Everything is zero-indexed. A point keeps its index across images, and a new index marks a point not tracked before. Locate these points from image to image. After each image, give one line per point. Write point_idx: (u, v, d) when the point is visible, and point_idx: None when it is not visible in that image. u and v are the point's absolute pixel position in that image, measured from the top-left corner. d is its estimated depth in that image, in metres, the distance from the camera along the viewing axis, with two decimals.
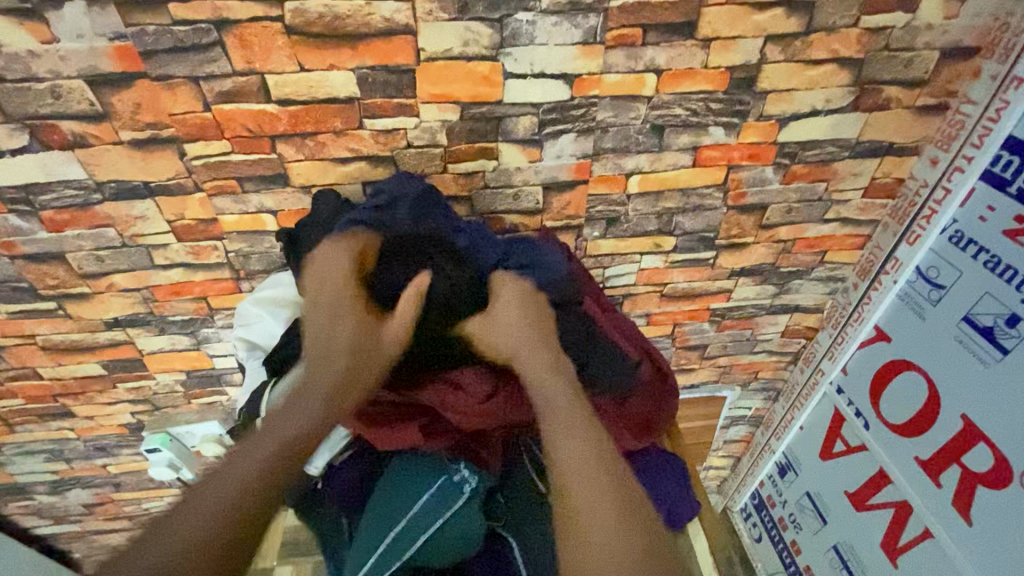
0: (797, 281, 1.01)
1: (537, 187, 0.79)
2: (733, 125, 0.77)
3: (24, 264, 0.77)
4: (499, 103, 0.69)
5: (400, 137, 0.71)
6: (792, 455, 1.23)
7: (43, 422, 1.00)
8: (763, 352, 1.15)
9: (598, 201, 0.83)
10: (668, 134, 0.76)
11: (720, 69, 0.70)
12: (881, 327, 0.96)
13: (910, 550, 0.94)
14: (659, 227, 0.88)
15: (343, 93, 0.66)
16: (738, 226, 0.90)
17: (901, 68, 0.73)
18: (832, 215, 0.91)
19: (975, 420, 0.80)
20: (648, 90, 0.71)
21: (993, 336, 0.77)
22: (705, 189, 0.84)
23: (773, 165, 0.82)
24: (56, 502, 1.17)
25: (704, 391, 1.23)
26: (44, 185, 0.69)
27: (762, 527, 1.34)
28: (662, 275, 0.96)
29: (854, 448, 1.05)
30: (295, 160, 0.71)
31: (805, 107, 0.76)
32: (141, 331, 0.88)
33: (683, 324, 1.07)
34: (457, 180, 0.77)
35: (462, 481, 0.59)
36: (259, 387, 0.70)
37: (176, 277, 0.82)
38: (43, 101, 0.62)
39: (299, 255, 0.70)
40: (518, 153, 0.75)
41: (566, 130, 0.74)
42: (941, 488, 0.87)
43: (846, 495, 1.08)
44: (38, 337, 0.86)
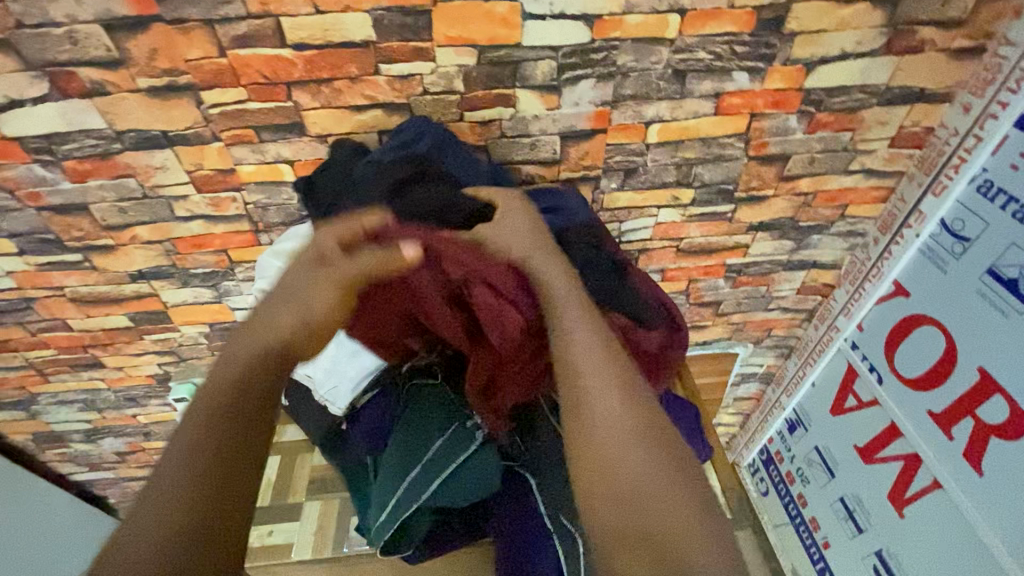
0: (816, 236, 1.00)
1: (554, 137, 0.78)
2: (758, 70, 0.74)
3: (50, 215, 0.78)
4: (518, 46, 0.68)
5: (417, 84, 0.70)
6: (802, 412, 1.25)
7: (75, 372, 1.04)
8: (777, 309, 1.15)
9: (617, 151, 0.81)
10: (690, 80, 0.74)
11: (747, 8, 0.68)
12: (900, 282, 0.95)
13: (917, 501, 0.95)
14: (677, 178, 0.87)
15: (358, 37, 0.64)
16: (758, 178, 0.89)
17: (939, 7, 0.70)
18: (856, 167, 0.88)
19: (993, 373, 0.80)
20: (671, 31, 0.69)
21: (1016, 288, 0.76)
22: (726, 138, 0.82)
23: (798, 113, 0.80)
24: (91, 449, 1.22)
25: (717, 348, 1.23)
26: (65, 135, 0.69)
27: (770, 482, 1.37)
28: (679, 229, 0.96)
29: (866, 403, 1.06)
30: (311, 108, 0.71)
31: (834, 51, 0.73)
32: (165, 283, 0.90)
33: (698, 280, 1.07)
34: (473, 129, 0.76)
35: (474, 426, 0.60)
36: None
37: (197, 230, 0.83)
38: (60, 46, 0.61)
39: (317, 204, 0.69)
40: (536, 100, 0.73)
41: (585, 76, 0.72)
42: (953, 440, 0.88)
43: (856, 449, 1.09)
44: (66, 289, 0.89)
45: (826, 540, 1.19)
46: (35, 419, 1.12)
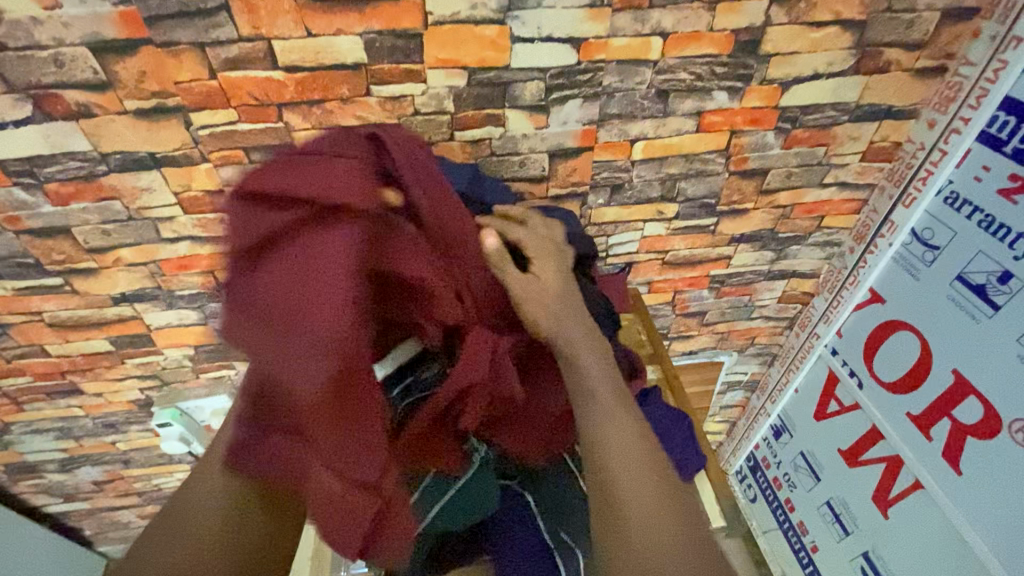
0: (794, 247, 1.04)
1: (543, 154, 0.80)
2: (736, 89, 0.77)
3: (30, 239, 0.76)
4: (507, 68, 0.69)
5: (408, 104, 0.71)
6: (786, 417, 1.28)
7: (51, 400, 1.01)
8: (760, 318, 1.18)
9: (603, 168, 0.84)
10: (673, 99, 0.77)
11: (725, 31, 0.71)
12: (876, 289, 0.99)
13: (900, 502, 0.98)
14: (662, 193, 0.90)
15: (350, 59, 0.65)
16: (739, 192, 0.92)
17: (903, 30, 0.74)
18: (831, 180, 0.92)
19: (967, 375, 0.84)
20: (654, 53, 0.71)
21: (984, 293, 0.80)
22: (708, 154, 0.85)
23: (775, 130, 0.83)
24: (67, 479, 1.18)
25: (703, 357, 1.26)
26: (47, 157, 0.68)
27: (757, 488, 1.40)
28: (664, 242, 0.98)
29: (848, 408, 1.09)
30: (302, 129, 0.71)
31: (807, 71, 0.77)
32: (149, 306, 0.88)
33: (683, 291, 1.09)
34: (464, 148, 0.77)
35: (471, 449, 0.61)
36: None
37: (183, 251, 0.82)
38: (46, 69, 0.61)
39: None
40: (524, 119, 0.75)
41: (572, 96, 0.74)
42: (932, 441, 0.91)
43: (840, 452, 1.12)
44: (45, 314, 0.86)
45: (814, 543, 1.22)
46: (8, 449, 1.08)
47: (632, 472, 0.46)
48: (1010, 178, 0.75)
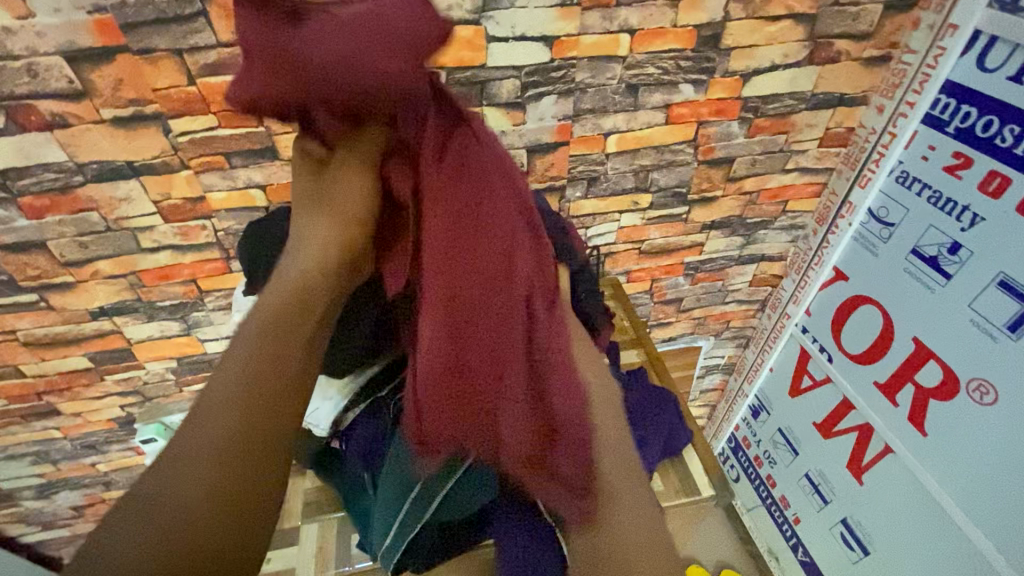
0: (762, 231, 1.09)
1: (521, 151, 0.82)
2: (701, 82, 0.81)
3: (3, 256, 0.75)
4: (483, 67, 0.72)
5: None
6: (764, 397, 1.34)
7: (27, 423, 0.98)
8: (733, 302, 1.23)
9: (579, 162, 0.87)
10: (642, 93, 0.80)
11: (688, 27, 0.75)
12: (840, 268, 1.05)
13: (874, 467, 1.04)
14: (636, 184, 0.93)
15: None
16: (707, 180, 0.96)
17: (851, 21, 0.80)
18: (792, 165, 0.97)
19: (925, 342, 0.89)
20: (623, 50, 0.75)
21: (937, 264, 0.85)
22: (677, 145, 0.89)
23: (738, 119, 0.88)
24: (44, 506, 1.14)
25: (682, 342, 1.30)
26: (21, 170, 0.67)
27: (740, 468, 1.46)
28: (639, 232, 1.02)
29: (820, 382, 1.15)
30: (283, 132, 0.72)
31: (765, 63, 0.81)
32: (129, 319, 0.87)
33: (660, 279, 1.13)
34: None
35: None
36: None
37: (164, 261, 0.81)
38: (19, 80, 0.60)
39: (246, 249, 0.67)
40: (503, 117, 0.78)
41: (547, 92, 0.77)
42: (898, 406, 0.97)
43: (816, 426, 1.19)
44: (19, 332, 0.84)
45: (796, 515, 1.27)
46: None
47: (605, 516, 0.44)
48: (954, 155, 0.81)
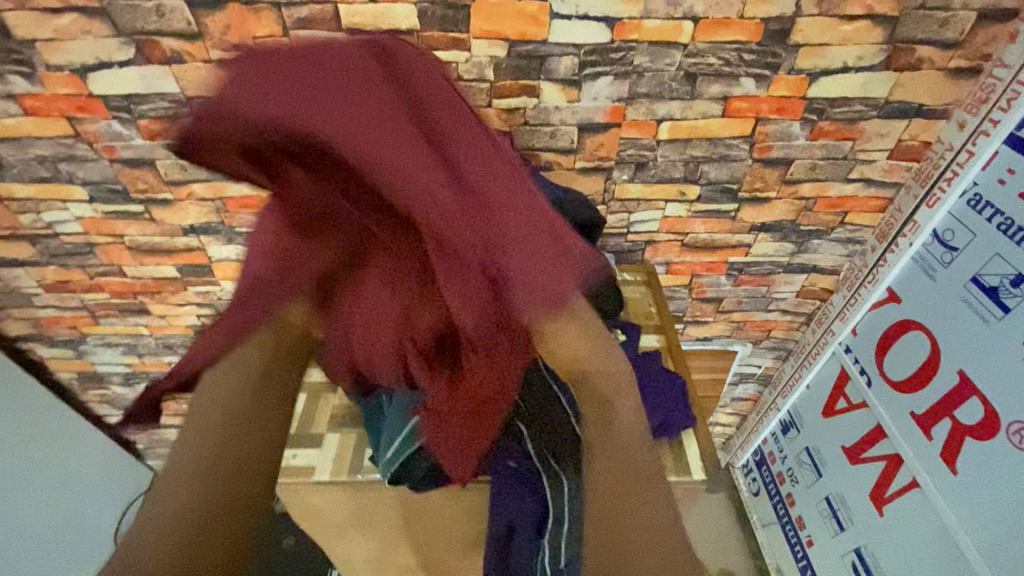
0: (815, 241, 1.06)
1: (572, 127, 0.85)
2: (764, 77, 0.80)
3: (121, 168, 0.88)
4: (544, 42, 0.75)
5: (452, 70, 0.78)
6: (795, 413, 1.31)
7: (123, 316, 1.15)
8: (776, 311, 1.21)
9: (630, 145, 0.88)
10: (701, 83, 0.81)
11: (755, 19, 0.74)
12: (894, 288, 1.00)
13: (896, 499, 1.01)
14: (685, 174, 0.93)
15: (404, 25, 0.73)
16: (762, 179, 0.94)
17: (937, 28, 0.76)
18: (856, 175, 0.94)
19: (971, 375, 0.85)
20: (685, 37, 0.75)
21: (996, 295, 0.81)
22: (733, 139, 0.88)
23: (800, 120, 0.86)
24: (127, 393, 1.33)
25: (717, 344, 1.29)
26: (142, 96, 0.79)
27: (761, 482, 1.45)
28: (684, 223, 1.01)
29: (855, 405, 1.11)
30: None
31: (836, 63, 0.79)
32: (212, 239, 1.00)
33: (700, 276, 1.12)
34: (500, 115, 0.83)
35: None
36: None
37: (245, 192, 0.92)
38: (150, 18, 0.71)
39: None
40: (558, 92, 0.81)
41: (604, 72, 0.79)
42: (931, 440, 0.93)
43: (844, 449, 1.15)
44: (126, 237, 0.99)
45: (810, 537, 1.25)
46: (82, 358, 1.23)
47: (630, 456, 0.47)
48: None
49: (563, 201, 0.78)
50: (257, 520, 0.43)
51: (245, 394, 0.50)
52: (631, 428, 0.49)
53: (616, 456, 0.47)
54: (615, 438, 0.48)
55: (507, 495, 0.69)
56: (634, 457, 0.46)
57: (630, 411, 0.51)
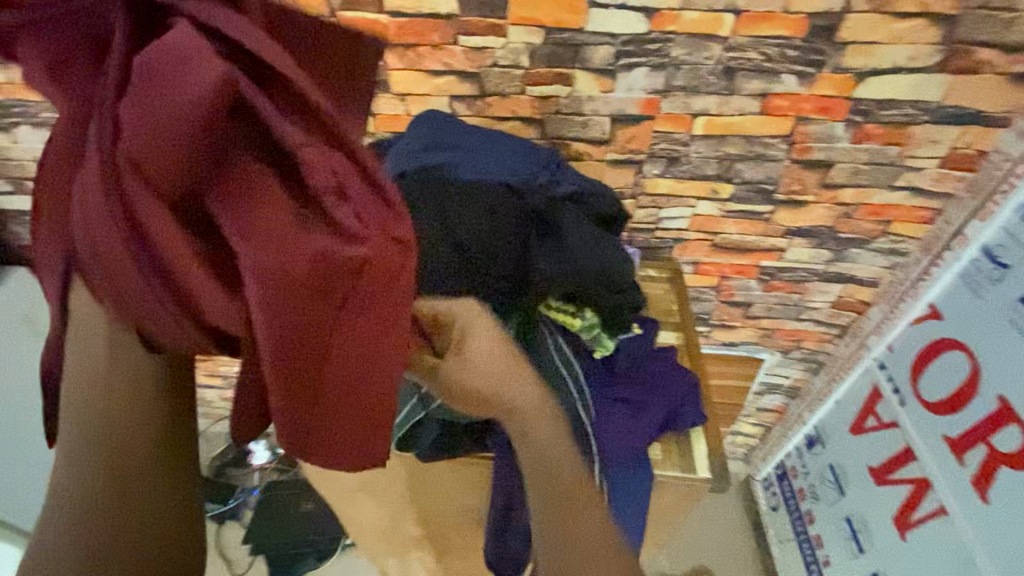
0: (854, 250, 1.02)
1: (604, 118, 0.85)
2: (807, 75, 0.78)
3: None
4: (581, 31, 0.76)
5: (488, 56, 0.79)
6: (821, 429, 1.26)
7: None
8: (809, 321, 1.17)
9: (662, 138, 0.87)
10: (739, 78, 0.79)
11: (801, 14, 0.72)
12: (936, 305, 0.95)
13: (921, 525, 0.97)
14: (718, 172, 0.91)
15: (444, 9, 0.75)
16: (799, 181, 0.91)
17: (1000, 29, 0.71)
18: (902, 182, 0.90)
19: (1012, 401, 0.81)
20: (725, 30, 0.74)
21: None
22: (770, 138, 0.86)
23: (844, 122, 0.83)
24: None
25: (743, 350, 1.26)
26: None
27: (781, 497, 1.40)
28: (715, 223, 0.99)
29: (885, 424, 1.07)
30: (396, 68, 0.82)
31: (885, 63, 0.76)
32: None
33: (730, 278, 1.10)
34: (532, 103, 0.84)
35: None
36: None
37: None
38: None
39: None
40: (592, 82, 0.81)
41: (640, 63, 0.78)
42: (964, 466, 0.88)
43: (869, 469, 1.11)
44: None
45: (828, 557, 1.22)
46: None
47: (562, 492, 0.53)
48: None
49: (587, 190, 0.77)
50: (165, 528, 0.40)
51: (119, 372, 0.41)
52: (560, 460, 0.54)
53: (553, 494, 0.53)
54: (547, 475, 0.54)
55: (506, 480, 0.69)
56: (563, 493, 0.53)
57: (557, 441, 0.56)
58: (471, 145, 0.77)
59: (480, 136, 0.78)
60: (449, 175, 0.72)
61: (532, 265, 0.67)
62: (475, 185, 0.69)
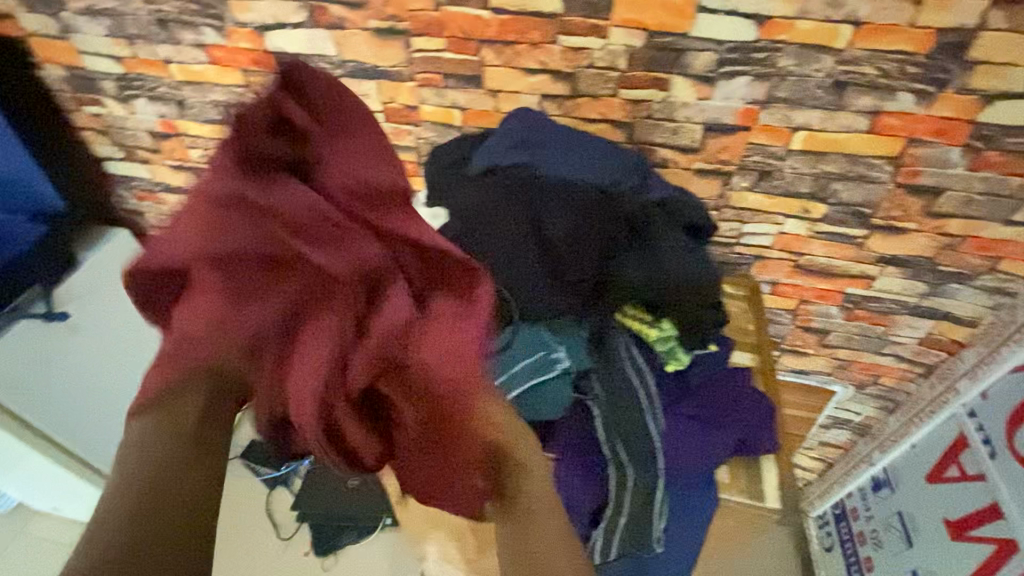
0: (954, 285, 0.95)
1: (698, 126, 0.83)
2: (926, 94, 0.73)
3: None
4: (685, 36, 0.74)
5: (585, 57, 0.79)
6: (891, 472, 1.18)
7: None
8: (891, 355, 1.10)
9: (756, 151, 0.84)
10: (850, 93, 0.75)
11: (928, 29, 0.68)
12: None
13: None
14: (812, 190, 0.87)
15: (548, 8, 0.75)
16: (901, 207, 0.86)
17: None
18: (1020, 217, 0.83)
19: None
20: (841, 42, 0.70)
21: None
22: (876, 158, 0.81)
23: (962, 146, 0.77)
24: None
25: (814, 380, 1.20)
26: (305, 56, 0.89)
27: (836, 538, 1.31)
28: (801, 243, 0.95)
29: (969, 477, 0.97)
30: (491, 65, 0.83)
31: (1019, 86, 0.70)
32: None
33: (809, 302, 1.05)
34: (624, 106, 0.83)
35: (555, 360, 0.67)
36: None
37: None
38: None
39: (434, 175, 0.81)
40: (689, 88, 0.79)
41: (743, 72, 0.76)
42: None
43: (946, 523, 1.01)
44: None
45: None
46: None
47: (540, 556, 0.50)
48: None
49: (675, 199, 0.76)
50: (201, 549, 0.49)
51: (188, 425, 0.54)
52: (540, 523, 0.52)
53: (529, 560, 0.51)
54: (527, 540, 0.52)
55: (571, 481, 0.68)
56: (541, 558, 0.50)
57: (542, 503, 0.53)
58: (562, 145, 0.77)
59: (572, 137, 0.78)
60: (539, 173, 0.73)
61: (619, 270, 0.68)
62: (568, 187, 0.70)
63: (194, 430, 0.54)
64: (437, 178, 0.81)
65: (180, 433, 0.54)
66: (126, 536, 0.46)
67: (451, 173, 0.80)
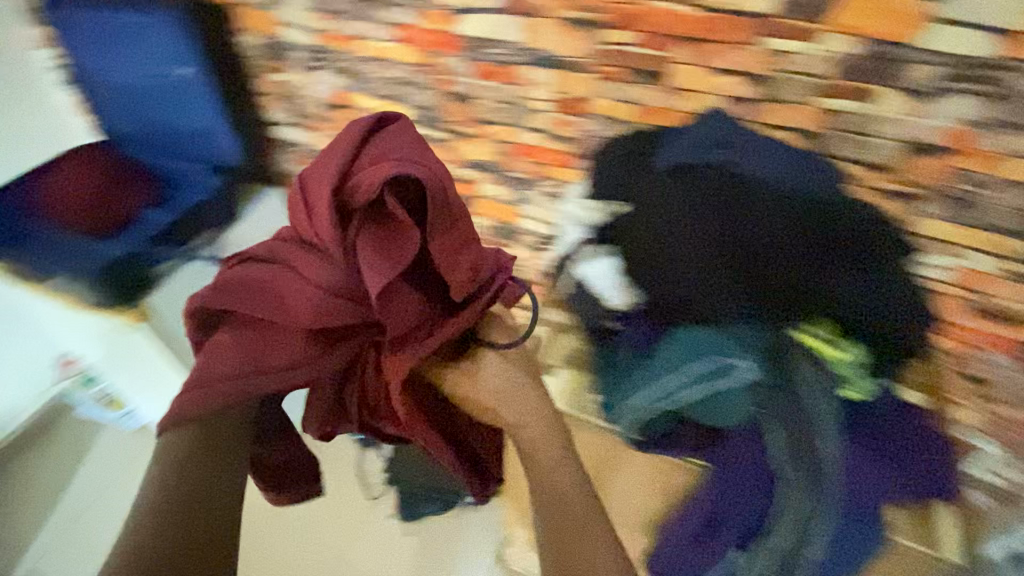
0: None
1: (898, 144, 0.78)
2: None
3: (447, 99, 1.04)
4: (908, 47, 0.70)
5: (788, 61, 0.77)
6: None
7: None
8: None
9: (964, 179, 0.77)
10: None
11: None
12: None
13: None
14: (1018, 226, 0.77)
15: (760, 9, 0.74)
16: None
17: None
18: None
19: None
20: None
21: None
22: None
23: None
24: None
25: None
26: (493, 41, 0.93)
27: None
28: (985, 283, 0.83)
29: None
30: (682, 62, 0.82)
31: None
32: (488, 176, 1.13)
33: None
34: (818, 116, 0.79)
35: (732, 368, 0.73)
36: (573, 249, 0.89)
37: (533, 141, 1.02)
38: None
39: (614, 166, 0.83)
40: (899, 102, 0.74)
41: (968, 91, 0.71)
42: None
43: None
44: None
45: None
46: None
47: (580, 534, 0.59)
48: None
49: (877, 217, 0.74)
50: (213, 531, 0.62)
51: (202, 439, 0.66)
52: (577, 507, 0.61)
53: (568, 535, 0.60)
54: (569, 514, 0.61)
55: (731, 484, 0.74)
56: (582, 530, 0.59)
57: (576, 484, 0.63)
58: (760, 147, 0.75)
59: (769, 140, 0.76)
60: (738, 178, 0.74)
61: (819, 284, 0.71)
62: (764, 198, 0.72)
63: (210, 449, 0.66)
64: (621, 167, 0.82)
65: (210, 451, 0.66)
66: (169, 533, 0.59)
67: (636, 164, 0.80)
